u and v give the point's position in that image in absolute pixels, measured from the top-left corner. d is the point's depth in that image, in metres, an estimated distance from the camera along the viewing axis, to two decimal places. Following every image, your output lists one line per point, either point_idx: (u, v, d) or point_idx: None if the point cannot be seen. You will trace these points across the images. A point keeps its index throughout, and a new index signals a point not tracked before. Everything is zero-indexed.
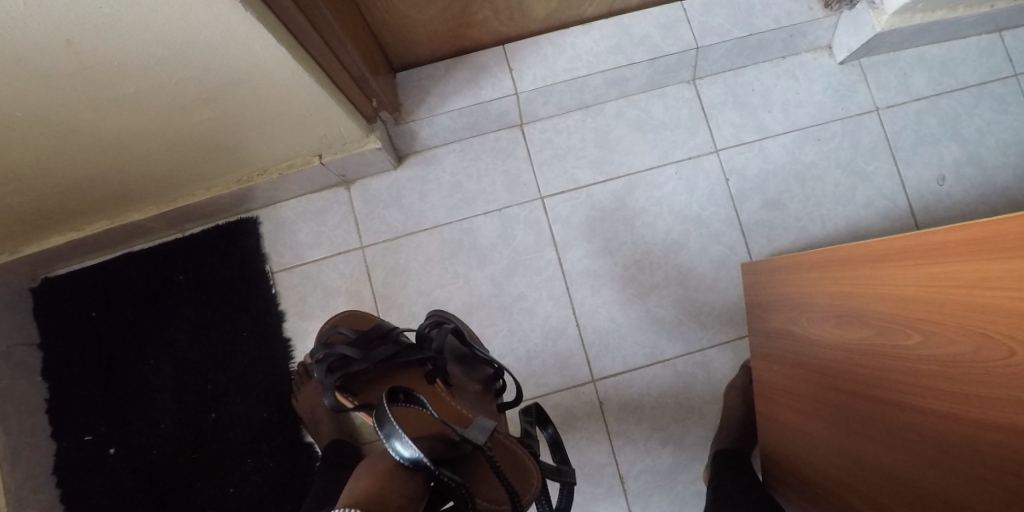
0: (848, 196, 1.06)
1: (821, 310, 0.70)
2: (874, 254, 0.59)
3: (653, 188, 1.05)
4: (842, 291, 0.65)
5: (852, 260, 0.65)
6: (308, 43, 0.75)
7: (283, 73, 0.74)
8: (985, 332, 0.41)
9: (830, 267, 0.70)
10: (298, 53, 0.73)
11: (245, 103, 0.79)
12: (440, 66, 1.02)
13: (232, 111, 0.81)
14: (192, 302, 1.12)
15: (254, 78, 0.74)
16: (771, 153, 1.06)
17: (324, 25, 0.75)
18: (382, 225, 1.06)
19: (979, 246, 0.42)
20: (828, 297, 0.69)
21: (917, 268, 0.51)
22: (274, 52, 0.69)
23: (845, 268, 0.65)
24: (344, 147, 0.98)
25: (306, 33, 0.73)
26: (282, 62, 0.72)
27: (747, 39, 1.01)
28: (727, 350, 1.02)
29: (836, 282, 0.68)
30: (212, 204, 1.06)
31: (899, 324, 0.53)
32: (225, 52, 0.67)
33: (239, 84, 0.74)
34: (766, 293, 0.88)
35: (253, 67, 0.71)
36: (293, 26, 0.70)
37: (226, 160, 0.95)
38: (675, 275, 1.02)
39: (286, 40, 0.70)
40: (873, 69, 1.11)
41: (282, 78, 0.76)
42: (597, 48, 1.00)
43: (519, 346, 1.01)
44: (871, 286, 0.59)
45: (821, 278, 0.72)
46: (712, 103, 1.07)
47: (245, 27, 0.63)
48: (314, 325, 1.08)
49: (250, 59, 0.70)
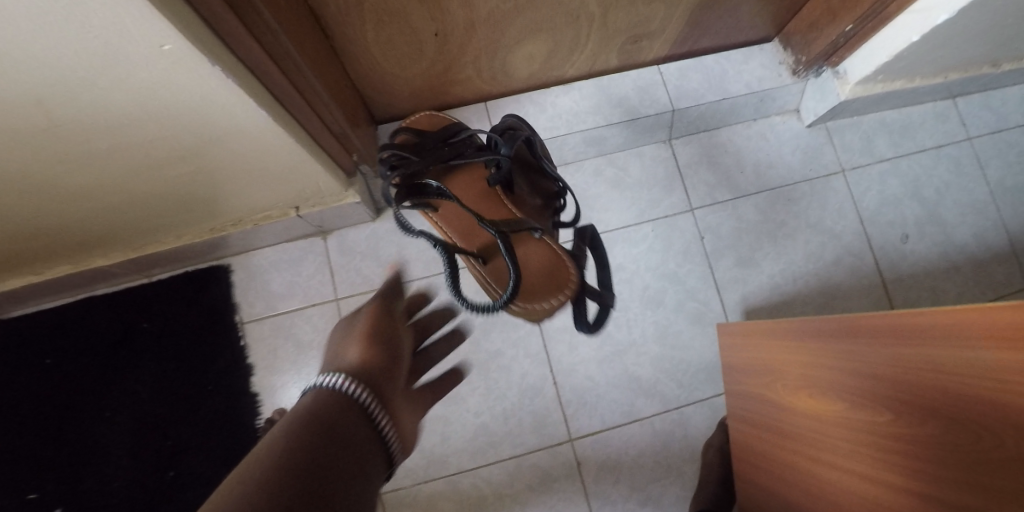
0: (818, 254, 1.09)
1: (792, 383, 0.71)
2: (842, 331, 0.60)
3: (631, 244, 1.06)
4: (812, 363, 0.66)
5: (818, 336, 0.65)
6: (292, 105, 0.73)
7: (265, 134, 0.72)
8: (952, 416, 0.43)
9: (796, 340, 0.71)
10: (281, 116, 0.72)
11: (223, 159, 0.76)
12: (421, 120, 1.03)
13: (208, 167, 0.77)
14: (154, 353, 1.07)
15: (234, 138, 0.72)
16: (744, 212, 1.09)
17: (308, 87, 0.74)
18: (357, 277, 1.06)
19: (937, 332, 0.45)
20: (797, 370, 0.69)
21: (877, 346, 0.53)
22: (256, 115, 0.67)
23: (812, 340, 0.67)
24: (322, 200, 0.96)
25: (289, 96, 0.71)
26: (265, 125, 0.70)
27: (720, 103, 1.05)
28: (704, 408, 1.02)
29: (804, 352, 0.68)
30: (182, 252, 1.02)
31: (865, 401, 0.54)
32: (203, 113, 0.64)
33: (218, 142, 0.72)
34: (740, 355, 0.89)
35: (235, 128, 0.69)
36: (276, 89, 0.69)
37: (198, 210, 0.91)
38: (651, 331, 1.03)
39: (269, 103, 0.68)
40: (839, 133, 1.16)
41: (263, 138, 0.73)
42: (576, 108, 1.03)
43: (495, 404, 1.00)
44: (839, 362, 0.60)
45: (787, 349, 0.73)
46: (687, 162, 1.10)
47: (227, 92, 0.61)
48: (285, 379, 1.04)
49: (231, 121, 0.67)
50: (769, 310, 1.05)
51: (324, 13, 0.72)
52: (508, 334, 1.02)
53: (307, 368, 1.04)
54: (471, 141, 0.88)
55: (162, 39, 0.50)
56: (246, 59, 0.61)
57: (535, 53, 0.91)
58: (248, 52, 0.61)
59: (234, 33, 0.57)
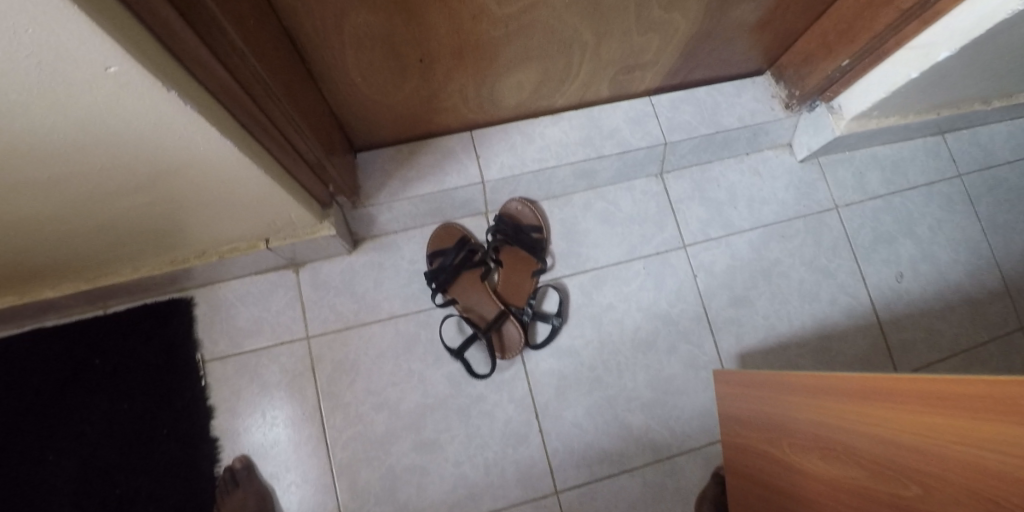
0: (813, 293, 1.06)
1: (801, 443, 0.66)
2: (856, 390, 0.55)
3: (621, 282, 1.01)
4: (822, 425, 0.61)
5: (828, 395, 0.60)
6: (260, 133, 0.63)
7: (230, 165, 0.62)
8: (993, 499, 0.38)
9: (801, 395, 0.66)
10: (247, 145, 0.61)
11: (181, 193, 0.66)
12: (403, 149, 0.96)
13: (164, 200, 0.67)
14: (104, 393, 0.97)
15: (194, 171, 0.61)
16: (737, 249, 1.05)
17: (276, 112, 0.64)
18: (330, 314, 0.99)
19: (974, 401, 0.40)
20: (807, 431, 0.64)
21: (899, 407, 0.49)
22: (219, 144, 0.57)
23: (819, 396, 0.62)
24: (294, 232, 0.87)
25: (256, 122, 0.61)
26: (227, 154, 0.59)
27: (713, 136, 1.02)
28: (697, 457, 0.96)
29: (812, 410, 0.63)
30: (140, 286, 0.94)
31: (892, 469, 0.49)
32: (155, 143, 0.54)
33: (173, 175, 0.61)
34: (740, 407, 0.83)
35: (193, 159, 0.58)
36: (242, 116, 0.59)
37: (157, 243, 0.80)
38: (643, 375, 0.98)
39: (235, 129, 0.58)
40: (832, 168, 1.14)
41: (228, 171, 0.63)
42: (566, 138, 0.97)
43: (477, 453, 0.93)
44: (857, 423, 0.55)
45: (795, 408, 0.67)
46: (679, 197, 1.07)
47: (184, 119, 0.51)
48: (248, 425, 0.96)
49: (189, 151, 0.57)
50: (763, 352, 1.02)
51: (296, 32, 0.63)
52: (491, 378, 0.96)
53: (272, 414, 0.96)
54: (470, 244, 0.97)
55: (105, 60, 0.40)
56: (206, 82, 0.51)
57: (525, 81, 0.86)
58: (210, 74, 0.50)
59: (193, 53, 0.47)
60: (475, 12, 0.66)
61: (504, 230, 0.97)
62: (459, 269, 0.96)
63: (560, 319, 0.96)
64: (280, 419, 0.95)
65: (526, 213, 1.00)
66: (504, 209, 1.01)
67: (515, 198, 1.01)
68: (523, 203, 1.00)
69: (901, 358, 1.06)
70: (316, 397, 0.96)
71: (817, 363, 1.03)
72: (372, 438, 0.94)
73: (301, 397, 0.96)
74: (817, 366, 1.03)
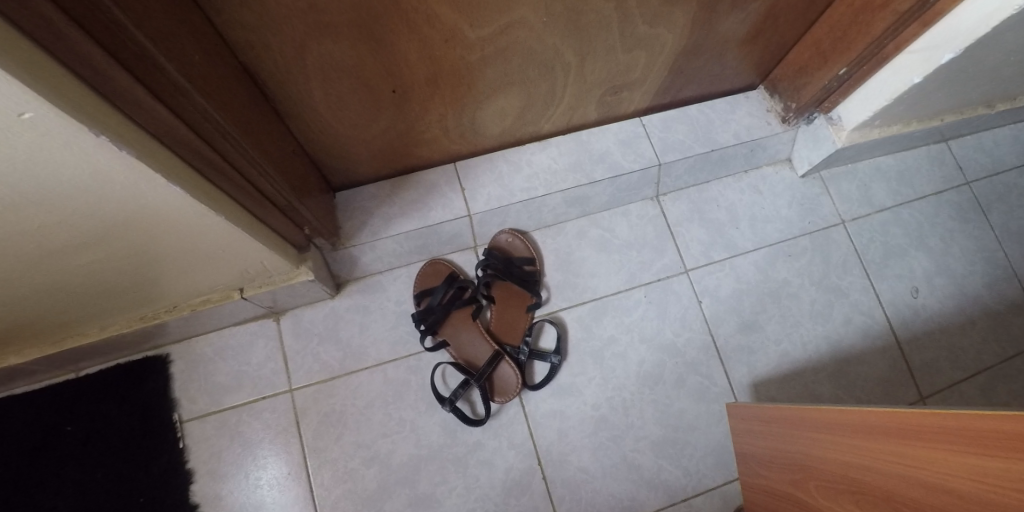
0: (825, 314, 1.00)
1: (832, 487, 0.59)
2: (894, 429, 0.49)
3: (622, 313, 0.96)
4: (856, 472, 0.55)
5: (861, 434, 0.54)
6: (218, 178, 0.57)
7: (184, 214, 0.55)
8: None
9: (830, 435, 0.60)
10: (203, 190, 0.55)
11: (135, 249, 0.59)
12: (385, 186, 0.91)
13: (115, 258, 0.60)
14: (76, 462, 0.90)
15: (145, 224, 0.54)
16: (742, 271, 1.00)
17: (236, 154, 0.58)
18: (314, 363, 0.93)
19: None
20: (839, 474, 0.58)
21: (943, 449, 0.43)
22: (169, 193, 0.50)
23: (851, 437, 0.56)
24: (269, 279, 0.82)
25: (211, 167, 0.55)
26: (178, 203, 0.53)
27: (709, 155, 0.98)
28: (714, 498, 0.89)
29: (844, 454, 0.57)
30: (112, 346, 0.88)
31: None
32: (92, 197, 0.47)
33: (120, 230, 0.54)
34: (759, 445, 0.77)
35: (140, 210, 0.51)
36: (194, 160, 0.52)
37: (121, 301, 0.73)
38: (651, 412, 0.92)
39: (187, 175, 0.52)
40: (834, 182, 1.09)
41: (183, 221, 0.56)
42: (555, 165, 0.93)
43: (477, 507, 0.86)
44: (896, 466, 0.49)
45: (824, 449, 0.61)
46: (678, 219, 1.02)
47: (122, 167, 0.44)
48: (229, 488, 0.88)
49: (135, 202, 0.50)
50: (778, 380, 0.95)
51: (257, 70, 0.59)
52: (488, 423, 0.90)
53: (255, 475, 0.88)
54: (458, 280, 0.92)
55: (16, 106, 0.33)
56: (145, 125, 0.45)
57: (507, 108, 0.82)
58: (150, 116, 0.44)
59: (127, 93, 0.41)
60: (447, 37, 0.62)
61: (494, 263, 0.92)
62: (449, 307, 0.91)
63: (559, 357, 0.90)
64: (263, 480, 0.88)
65: (517, 245, 0.95)
66: (493, 241, 0.96)
67: (504, 230, 0.96)
68: (513, 234, 0.96)
69: (924, 378, 0.99)
70: (301, 454, 0.89)
71: (836, 388, 0.96)
72: (363, 496, 0.87)
73: (287, 455, 0.89)
74: (837, 391, 0.96)
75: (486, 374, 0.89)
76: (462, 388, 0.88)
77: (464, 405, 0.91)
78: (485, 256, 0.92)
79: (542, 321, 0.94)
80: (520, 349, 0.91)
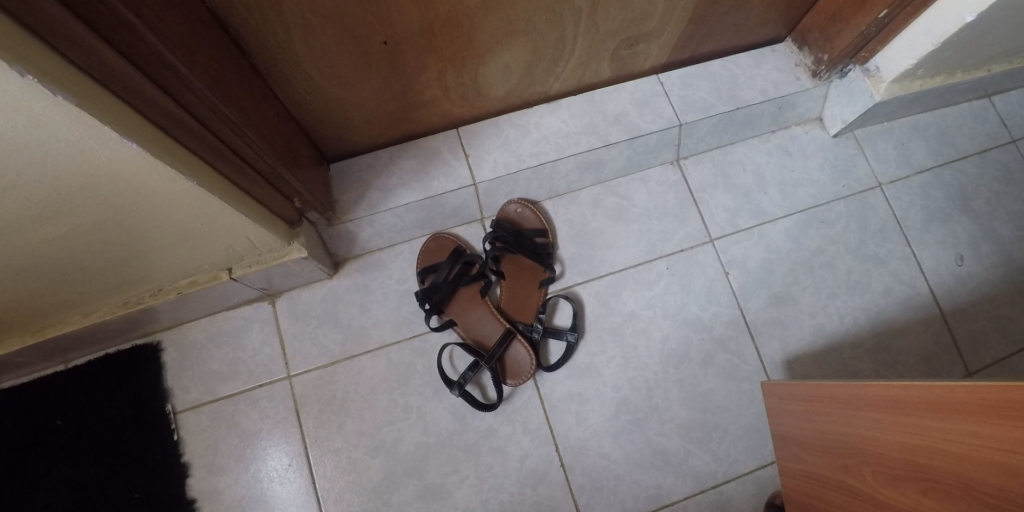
0: (863, 284, 0.92)
1: (892, 472, 0.52)
2: (967, 404, 0.42)
3: (642, 287, 0.89)
4: (919, 456, 0.48)
5: (928, 412, 0.47)
6: (186, 138, 0.50)
7: (148, 179, 0.48)
8: None
9: (888, 413, 0.53)
10: (168, 150, 0.48)
11: (99, 221, 0.52)
12: (382, 155, 0.84)
13: (78, 234, 0.53)
14: (67, 458, 0.85)
15: (104, 190, 0.48)
16: (772, 239, 0.92)
17: (208, 112, 0.51)
18: (313, 348, 0.87)
19: None
20: (897, 457, 0.51)
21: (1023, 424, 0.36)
22: (124, 150, 0.43)
23: (913, 416, 0.49)
24: (259, 258, 0.75)
25: (176, 124, 0.48)
26: (139, 164, 0.46)
27: (734, 113, 0.90)
28: (746, 485, 0.82)
29: (905, 436, 0.50)
30: (100, 335, 0.82)
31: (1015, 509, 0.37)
32: (30, 156, 0.40)
33: (74, 198, 0.47)
34: (800, 427, 0.69)
35: (93, 172, 0.44)
36: (154, 114, 0.45)
37: (97, 284, 0.67)
38: (676, 393, 0.85)
39: (145, 131, 0.45)
40: (869, 142, 1.00)
41: (149, 187, 0.50)
42: (566, 128, 0.85)
43: (490, 498, 0.80)
44: (970, 447, 0.42)
45: (883, 430, 0.53)
46: (701, 185, 0.94)
47: (60, 116, 0.37)
48: (226, 482, 0.83)
49: (85, 162, 0.43)
50: (813, 356, 0.88)
51: (228, 16, 0.52)
52: (500, 408, 0.83)
53: (254, 467, 0.83)
54: (465, 255, 0.86)
55: None
56: (85, 67, 0.37)
57: (513, 63, 0.75)
58: (91, 57, 0.37)
59: (57, 27, 0.33)
60: None
61: (502, 235, 0.85)
62: (454, 284, 0.85)
63: (575, 334, 0.83)
64: (264, 473, 0.83)
65: (527, 215, 0.88)
66: (501, 212, 0.89)
67: (513, 199, 0.89)
68: (523, 204, 0.88)
69: (972, 352, 0.91)
70: (302, 444, 0.84)
71: (876, 364, 0.89)
72: (368, 488, 0.81)
73: (287, 445, 0.84)
74: (878, 368, 0.88)
75: (498, 353, 0.82)
76: (471, 371, 0.82)
77: (474, 389, 0.85)
78: (493, 228, 0.85)
79: (556, 296, 0.87)
80: (533, 327, 0.85)
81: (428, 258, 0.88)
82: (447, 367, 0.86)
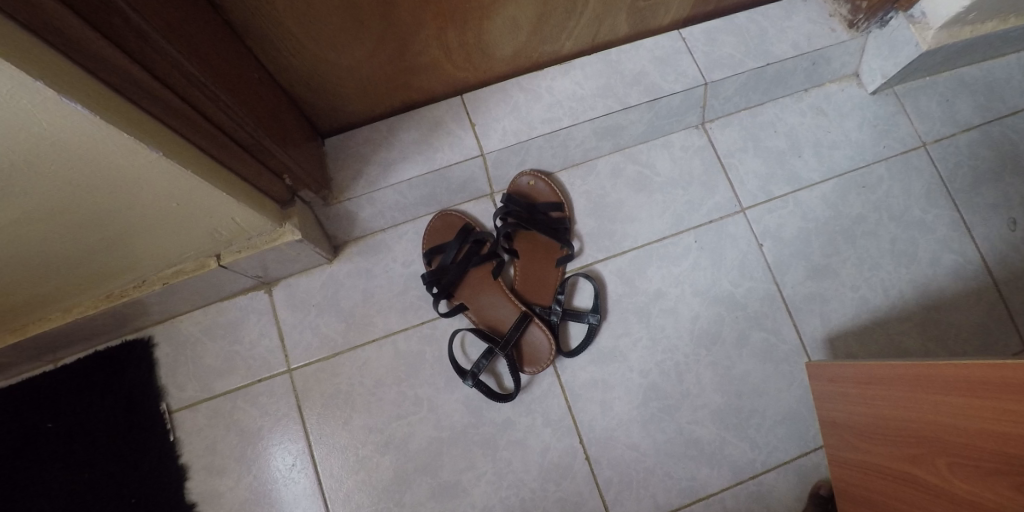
0: (908, 253, 0.84)
1: (969, 465, 0.44)
2: None
3: (668, 262, 0.82)
4: (1004, 447, 0.40)
5: (1015, 394, 0.39)
6: (148, 103, 0.43)
7: (102, 148, 0.41)
8: None
9: (966, 397, 0.45)
10: (124, 115, 0.40)
11: (54, 203, 0.45)
12: (381, 127, 0.77)
13: (33, 218, 0.46)
14: (59, 462, 0.79)
15: (51, 163, 0.40)
16: (808, 207, 0.84)
17: (172, 72, 0.42)
18: (314, 338, 0.81)
19: None
20: (977, 448, 0.43)
21: None
22: (66, 111, 0.35)
23: (996, 400, 0.41)
24: (249, 242, 0.68)
25: (131, 83, 0.40)
26: (87, 129, 0.38)
27: (764, 70, 0.81)
28: (788, 475, 0.75)
29: (986, 423, 0.42)
30: (87, 332, 0.76)
31: None
32: None
33: (16, 176, 0.39)
34: (855, 414, 0.62)
35: (28, 141, 0.37)
36: (101, 71, 0.37)
37: (72, 276, 0.60)
38: (709, 376, 0.78)
39: (91, 90, 0.37)
40: (911, 98, 0.92)
41: (104, 158, 0.42)
42: (581, 91, 0.78)
43: (511, 494, 0.74)
44: None
45: (959, 416, 0.45)
46: (729, 150, 0.86)
47: None
48: (227, 484, 0.77)
49: (18, 129, 0.35)
50: (857, 333, 0.81)
51: None
52: (518, 398, 0.77)
53: (256, 468, 0.77)
54: (474, 233, 0.79)
55: None
56: (7, 8, 0.29)
57: (520, 18, 0.67)
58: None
59: None
60: None
61: (514, 210, 0.78)
62: (463, 266, 0.78)
63: (597, 315, 0.77)
64: (267, 473, 0.77)
65: (541, 188, 0.81)
66: (513, 186, 0.82)
67: (525, 171, 0.82)
68: (536, 176, 0.81)
69: None
70: (306, 441, 0.78)
71: (925, 340, 0.81)
72: (378, 488, 0.75)
73: (291, 444, 0.78)
74: (929, 344, 0.81)
75: (514, 338, 0.75)
76: (486, 358, 0.75)
77: (489, 378, 0.79)
78: (503, 203, 0.78)
79: (575, 275, 0.80)
80: (552, 309, 0.78)
81: (435, 239, 0.82)
82: (460, 356, 0.80)
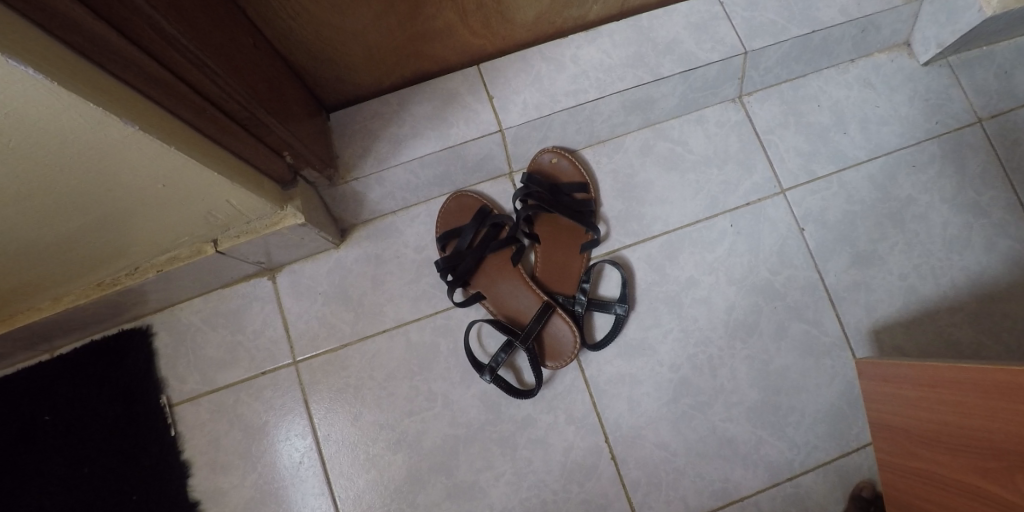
0: (963, 239, 0.77)
1: None
2: None
3: (701, 248, 0.76)
4: None
5: None
6: (119, 68, 0.37)
7: (66, 121, 0.35)
8: None
9: None
10: (86, 81, 0.34)
11: (23, 184, 0.39)
12: (391, 100, 0.71)
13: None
14: (59, 456, 0.74)
15: (10, 139, 0.34)
16: (853, 188, 0.78)
17: (146, 31, 0.36)
18: (320, 328, 0.76)
19: None
20: None
21: None
22: (15, 76, 0.29)
23: None
24: (248, 226, 0.63)
25: (97, 44, 0.34)
26: (43, 97, 0.32)
27: (810, 39, 0.74)
28: (829, 477, 0.69)
29: None
30: (81, 322, 0.71)
31: None
32: None
33: None
34: (918, 418, 0.55)
35: None
36: (59, 29, 0.31)
37: (55, 263, 0.55)
38: (745, 370, 0.72)
39: (46, 50, 0.31)
40: (968, 69, 0.83)
41: (70, 132, 0.36)
42: (608, 61, 0.71)
43: (531, 496, 0.69)
44: None
45: None
46: (768, 126, 0.80)
47: None
48: (232, 482, 0.73)
49: None
50: (906, 325, 0.74)
51: None
52: (540, 394, 0.72)
53: (262, 464, 0.73)
54: (491, 217, 0.73)
55: None
56: None
57: None
58: None
59: None
60: None
61: (535, 192, 0.71)
62: (479, 252, 0.73)
63: (626, 305, 0.71)
64: (274, 470, 0.73)
65: (564, 167, 0.75)
66: (534, 164, 0.76)
67: (547, 148, 0.76)
68: (559, 154, 0.75)
69: None
70: (314, 438, 0.73)
71: (985, 335, 0.73)
72: (390, 488, 0.71)
73: (299, 439, 0.73)
74: (986, 340, 0.73)
75: (537, 329, 0.70)
76: (504, 351, 0.70)
77: (509, 372, 0.74)
78: (524, 185, 0.72)
79: (600, 262, 0.74)
80: (577, 298, 0.73)
81: (449, 223, 0.76)
82: (477, 350, 0.75)
